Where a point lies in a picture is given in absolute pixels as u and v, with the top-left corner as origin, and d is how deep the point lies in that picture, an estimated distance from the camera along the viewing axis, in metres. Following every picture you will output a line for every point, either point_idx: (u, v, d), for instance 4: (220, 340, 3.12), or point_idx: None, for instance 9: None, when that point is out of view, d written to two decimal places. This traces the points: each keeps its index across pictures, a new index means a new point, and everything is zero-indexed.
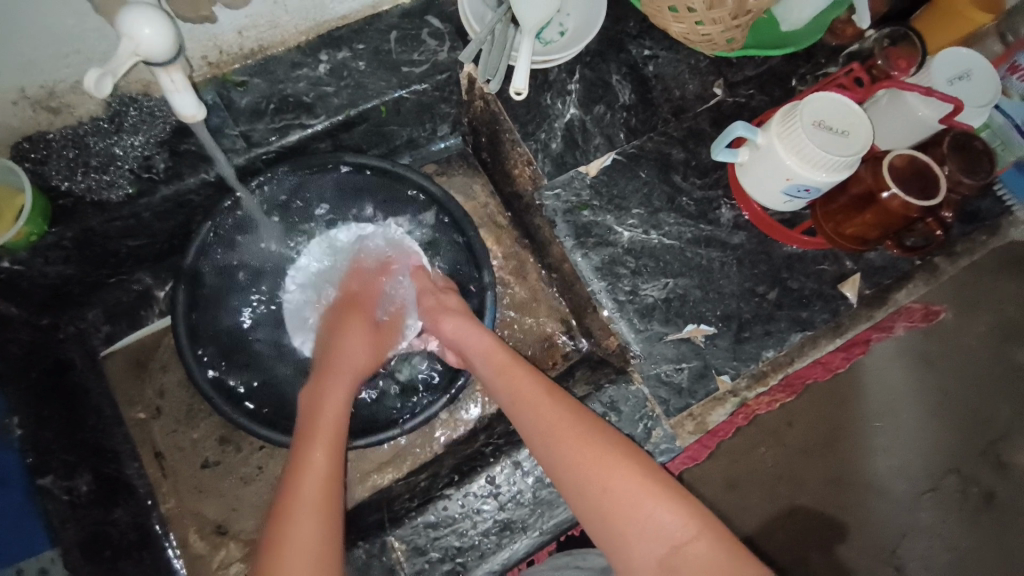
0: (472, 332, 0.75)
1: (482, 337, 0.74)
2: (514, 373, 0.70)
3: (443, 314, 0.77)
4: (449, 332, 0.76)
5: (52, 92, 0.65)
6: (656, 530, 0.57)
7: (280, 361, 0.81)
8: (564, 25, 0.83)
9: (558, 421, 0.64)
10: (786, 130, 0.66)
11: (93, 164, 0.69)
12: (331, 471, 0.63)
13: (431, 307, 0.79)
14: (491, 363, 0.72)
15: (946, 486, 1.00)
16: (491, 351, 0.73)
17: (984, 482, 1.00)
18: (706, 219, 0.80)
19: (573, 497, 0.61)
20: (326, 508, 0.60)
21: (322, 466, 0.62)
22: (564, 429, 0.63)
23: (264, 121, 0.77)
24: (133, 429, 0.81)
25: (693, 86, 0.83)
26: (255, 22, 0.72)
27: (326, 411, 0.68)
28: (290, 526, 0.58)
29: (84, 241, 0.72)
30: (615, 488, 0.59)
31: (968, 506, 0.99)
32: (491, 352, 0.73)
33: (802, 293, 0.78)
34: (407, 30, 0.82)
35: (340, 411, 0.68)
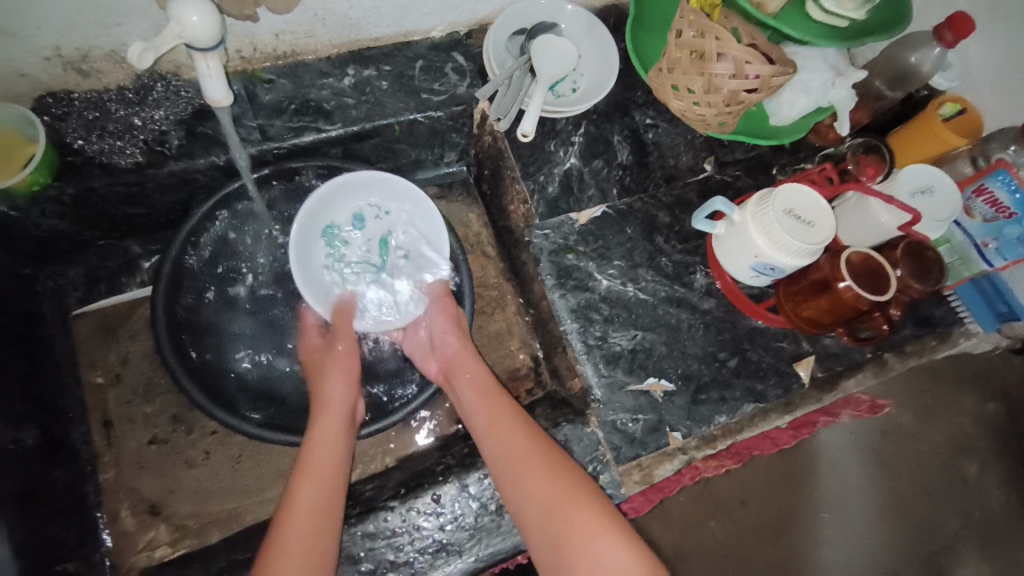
0: (465, 355, 0.78)
1: (471, 362, 0.78)
2: (495, 405, 0.72)
3: (445, 328, 0.80)
4: (450, 349, 0.79)
5: (86, 56, 0.68)
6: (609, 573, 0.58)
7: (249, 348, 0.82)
8: (577, 83, 0.90)
9: (534, 453, 0.65)
10: (759, 212, 0.72)
11: (109, 129, 0.72)
12: (318, 531, 0.61)
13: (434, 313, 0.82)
14: (473, 387, 0.75)
15: None
16: (478, 378, 0.76)
17: None
18: (681, 281, 0.85)
19: (533, 532, 0.62)
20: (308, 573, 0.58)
21: (307, 526, 0.61)
22: (536, 459, 0.65)
23: (282, 119, 0.81)
24: (87, 394, 0.80)
25: (687, 158, 0.90)
26: (292, 29, 0.77)
27: (313, 465, 0.67)
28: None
29: (83, 200, 0.73)
30: (576, 521, 0.61)
31: None
32: (476, 379, 0.76)
33: (759, 366, 0.82)
34: (433, 62, 0.88)
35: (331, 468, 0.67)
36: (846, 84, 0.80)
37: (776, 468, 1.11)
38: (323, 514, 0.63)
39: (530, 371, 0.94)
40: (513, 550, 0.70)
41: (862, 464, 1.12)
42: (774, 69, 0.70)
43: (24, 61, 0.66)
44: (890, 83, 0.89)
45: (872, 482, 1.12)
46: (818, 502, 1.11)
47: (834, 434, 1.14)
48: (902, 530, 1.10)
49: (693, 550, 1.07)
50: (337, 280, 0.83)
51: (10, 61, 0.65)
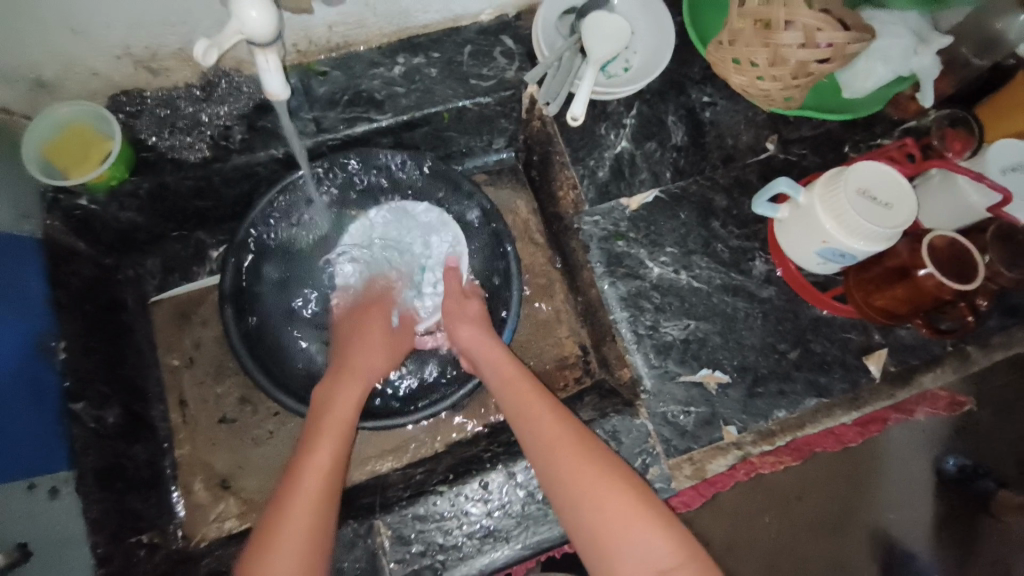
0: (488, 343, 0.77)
1: (495, 350, 0.76)
2: (523, 388, 0.71)
3: (461, 321, 0.80)
4: (466, 341, 0.79)
5: (155, 55, 0.72)
6: (643, 557, 0.57)
7: (309, 332, 0.86)
8: (630, 62, 0.86)
9: (566, 438, 0.64)
10: (829, 194, 0.67)
11: (179, 126, 0.77)
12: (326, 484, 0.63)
13: (449, 312, 0.82)
14: (500, 374, 0.74)
15: None
16: (502, 364, 0.75)
17: None
18: (738, 268, 0.81)
19: (567, 508, 0.61)
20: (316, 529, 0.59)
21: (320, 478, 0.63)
22: (572, 443, 0.64)
23: (336, 110, 0.83)
24: (166, 374, 0.86)
25: (747, 138, 0.85)
26: (344, 20, 0.78)
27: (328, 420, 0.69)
28: (282, 528, 0.59)
29: (157, 193, 0.78)
30: (610, 508, 0.59)
31: None
32: (501, 365, 0.75)
33: (824, 358, 0.78)
34: (481, 47, 0.87)
35: (349, 410, 0.71)
36: (930, 52, 0.74)
37: (836, 465, 1.05)
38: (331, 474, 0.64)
39: (580, 360, 0.93)
40: (562, 539, 0.70)
41: (927, 462, 1.06)
42: (847, 36, 0.65)
43: (99, 61, 0.70)
44: (977, 50, 0.80)
45: (942, 484, 1.05)
46: (877, 501, 1.05)
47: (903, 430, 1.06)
48: (967, 533, 1.05)
49: (745, 538, 1.03)
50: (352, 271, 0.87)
51: (85, 62, 0.70)
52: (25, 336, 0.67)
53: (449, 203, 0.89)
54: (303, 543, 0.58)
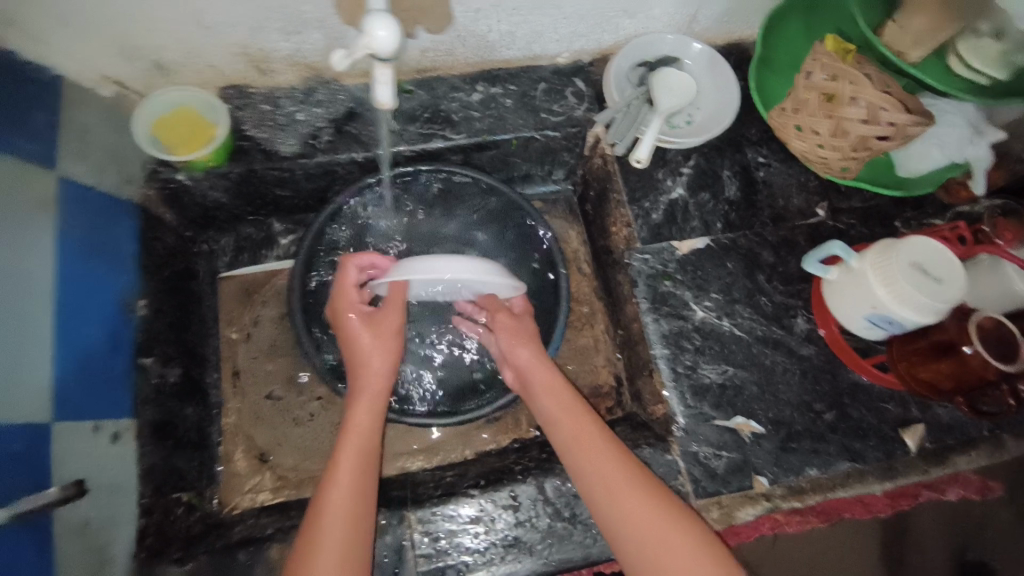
0: (543, 367, 0.77)
1: (547, 372, 0.76)
2: (576, 416, 0.72)
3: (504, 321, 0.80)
4: (523, 360, 0.77)
5: (267, 57, 0.79)
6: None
7: None
8: (692, 116, 0.92)
9: (614, 476, 0.66)
10: (882, 263, 0.69)
11: (277, 121, 0.84)
12: (358, 499, 0.64)
13: (506, 329, 0.79)
14: (556, 400, 0.74)
15: None
16: (554, 389, 0.75)
17: None
18: (780, 323, 0.83)
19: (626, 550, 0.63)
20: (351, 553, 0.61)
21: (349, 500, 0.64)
22: (623, 485, 0.65)
23: (415, 125, 0.89)
24: (222, 346, 0.91)
25: (799, 200, 0.89)
26: (437, 47, 0.85)
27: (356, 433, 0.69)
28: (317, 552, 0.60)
29: (245, 178, 0.85)
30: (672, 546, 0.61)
31: None
32: (553, 391, 0.75)
33: (859, 423, 0.79)
34: (555, 85, 0.94)
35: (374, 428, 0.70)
36: (985, 143, 0.77)
37: None
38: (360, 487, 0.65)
39: (612, 391, 0.95)
40: (584, 560, 0.71)
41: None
42: (910, 119, 0.68)
43: (218, 55, 0.78)
44: None
45: None
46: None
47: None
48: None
49: None
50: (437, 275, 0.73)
51: (204, 55, 0.77)
52: (113, 293, 0.73)
53: (509, 223, 0.94)
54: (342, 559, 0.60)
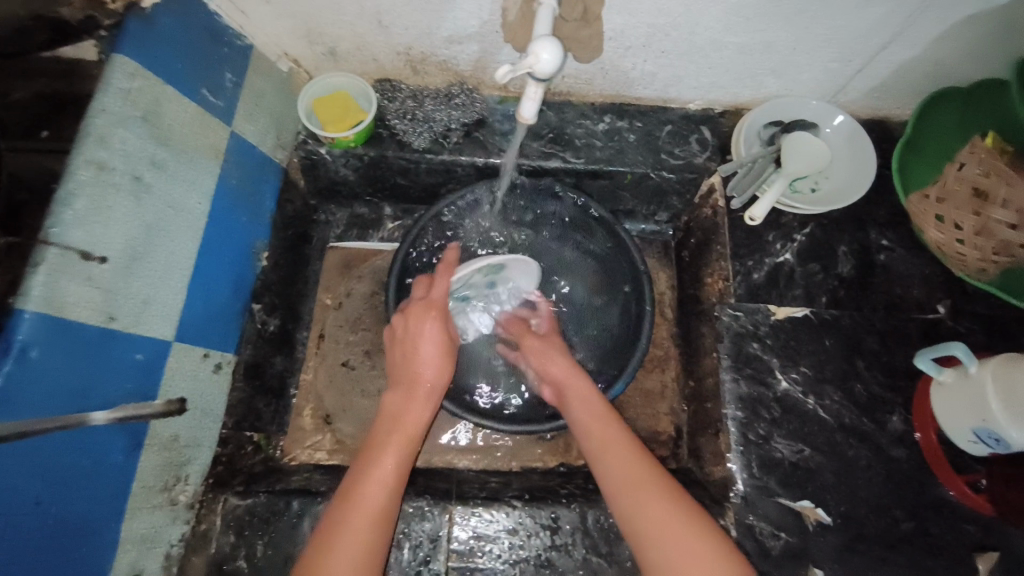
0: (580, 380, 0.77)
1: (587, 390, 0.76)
2: (612, 436, 0.70)
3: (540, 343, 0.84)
4: (556, 374, 0.79)
5: (423, 59, 0.86)
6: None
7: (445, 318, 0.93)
8: (819, 184, 0.89)
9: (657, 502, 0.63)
10: (1004, 375, 0.63)
11: (416, 117, 0.90)
12: (390, 498, 0.64)
13: (535, 350, 0.83)
14: (589, 415, 0.73)
15: None
16: (591, 408, 0.74)
17: None
18: (871, 415, 0.78)
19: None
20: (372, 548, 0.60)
21: (384, 487, 0.64)
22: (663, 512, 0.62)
23: (538, 143, 0.93)
24: (317, 308, 0.98)
25: (917, 292, 0.84)
26: (577, 75, 0.89)
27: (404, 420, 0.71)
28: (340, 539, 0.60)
29: (374, 163, 0.92)
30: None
31: None
32: (591, 410, 0.74)
33: (942, 544, 0.72)
34: (680, 129, 0.95)
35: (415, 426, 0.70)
36: None
37: None
38: (399, 475, 0.66)
39: (671, 441, 0.93)
40: None
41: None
42: None
43: (382, 51, 0.86)
44: None
45: None
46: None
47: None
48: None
49: None
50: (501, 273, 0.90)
51: (371, 49, 0.86)
52: (245, 239, 0.81)
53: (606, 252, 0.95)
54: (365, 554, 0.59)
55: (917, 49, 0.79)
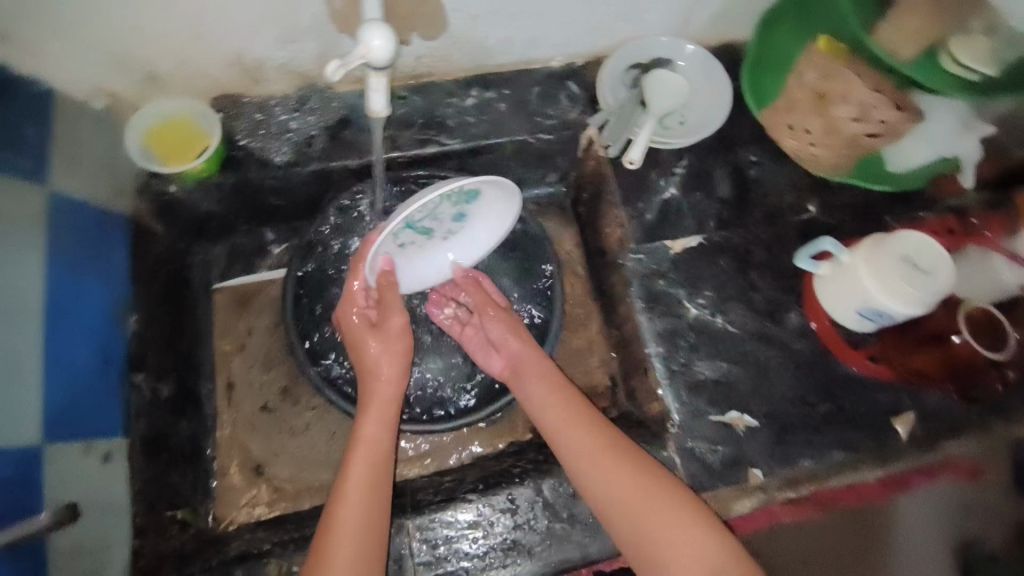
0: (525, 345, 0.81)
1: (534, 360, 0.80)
2: (562, 405, 0.75)
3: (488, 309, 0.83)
4: (512, 351, 0.81)
5: (261, 67, 0.79)
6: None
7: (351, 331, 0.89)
8: (686, 118, 0.92)
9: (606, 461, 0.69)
10: (873, 257, 0.69)
11: (270, 131, 0.83)
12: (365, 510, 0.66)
13: (489, 317, 0.82)
14: (540, 390, 0.77)
15: None
16: (542, 379, 0.78)
17: None
18: (773, 319, 0.84)
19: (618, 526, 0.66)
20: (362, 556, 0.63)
21: (353, 503, 0.66)
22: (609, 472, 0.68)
23: (410, 132, 0.90)
24: (217, 358, 0.90)
25: (790, 198, 0.90)
26: (431, 53, 0.85)
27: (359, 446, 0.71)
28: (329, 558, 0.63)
29: (238, 189, 0.85)
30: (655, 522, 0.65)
31: None
32: (542, 381, 0.77)
33: (852, 415, 0.80)
34: (548, 89, 0.94)
35: (375, 437, 0.72)
36: (974, 137, 0.79)
37: None
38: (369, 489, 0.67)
39: (607, 390, 0.95)
40: (583, 560, 0.72)
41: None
42: (900, 117, 0.71)
43: (213, 66, 0.77)
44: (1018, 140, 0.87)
45: None
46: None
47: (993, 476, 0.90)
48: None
49: None
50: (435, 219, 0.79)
51: (199, 66, 0.77)
52: (104, 308, 0.74)
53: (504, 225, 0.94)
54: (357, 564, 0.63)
55: None
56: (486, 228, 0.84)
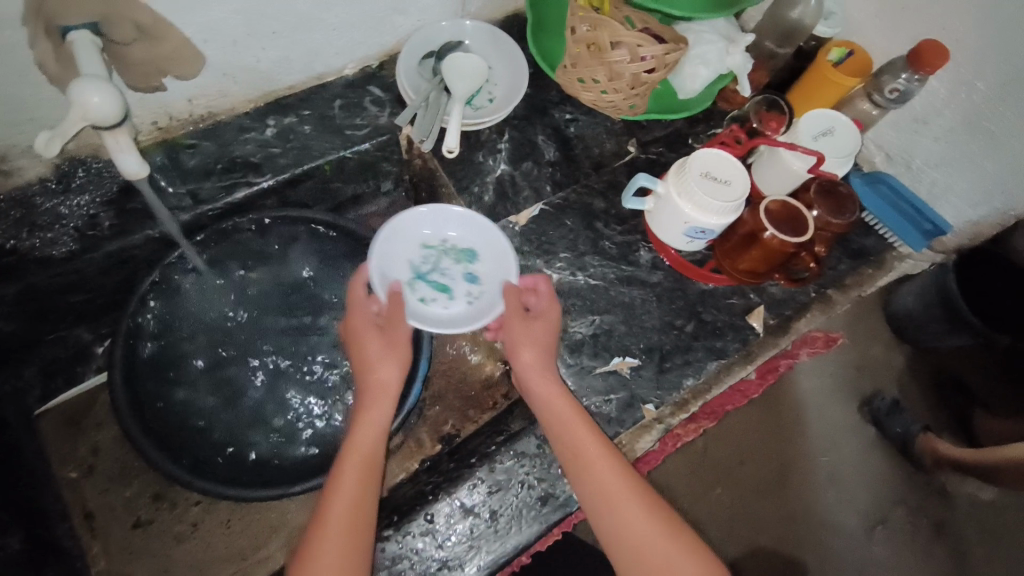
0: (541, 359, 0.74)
1: (548, 385, 0.73)
2: (581, 431, 0.70)
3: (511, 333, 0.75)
4: (523, 366, 0.74)
5: (4, 155, 0.67)
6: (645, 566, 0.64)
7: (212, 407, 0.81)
8: (493, 92, 0.94)
9: (616, 485, 0.67)
10: (681, 182, 0.74)
11: (37, 224, 0.71)
12: (357, 509, 0.64)
13: (517, 328, 0.75)
14: (554, 413, 0.71)
15: (892, 517, 1.14)
16: (552, 401, 0.72)
17: (930, 511, 1.15)
18: (627, 260, 0.88)
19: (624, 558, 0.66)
20: (348, 555, 0.62)
21: (349, 504, 0.64)
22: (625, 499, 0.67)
23: (211, 180, 0.82)
24: (64, 489, 0.80)
25: (610, 144, 0.95)
26: (204, 92, 0.78)
27: (352, 453, 0.68)
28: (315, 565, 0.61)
29: (26, 296, 0.74)
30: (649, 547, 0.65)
31: (916, 533, 1.14)
32: (553, 403, 0.72)
33: (715, 325, 0.86)
34: (350, 99, 0.90)
35: (370, 451, 0.69)
36: (739, 50, 0.84)
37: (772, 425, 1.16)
38: (363, 496, 0.65)
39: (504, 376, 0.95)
40: (515, 550, 0.72)
41: (841, 404, 1.19)
42: (664, 48, 0.74)
43: None
44: (778, 40, 0.92)
45: (858, 416, 1.18)
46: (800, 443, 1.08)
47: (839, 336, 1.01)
48: (905, 468, 1.17)
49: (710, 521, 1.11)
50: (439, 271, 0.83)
51: None
52: None
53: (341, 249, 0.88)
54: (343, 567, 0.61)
55: None
56: (489, 275, 0.82)
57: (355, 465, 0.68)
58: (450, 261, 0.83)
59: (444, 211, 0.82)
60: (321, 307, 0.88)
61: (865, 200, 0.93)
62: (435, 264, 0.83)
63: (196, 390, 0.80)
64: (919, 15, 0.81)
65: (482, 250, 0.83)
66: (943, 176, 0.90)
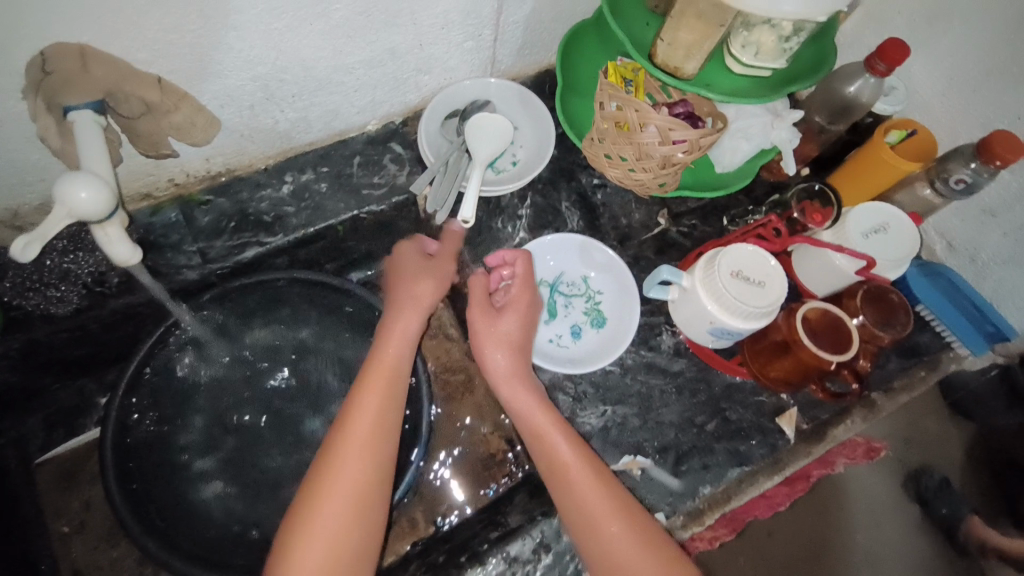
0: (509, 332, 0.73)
1: (521, 382, 0.71)
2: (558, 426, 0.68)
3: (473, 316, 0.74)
4: (487, 360, 0.73)
5: (16, 213, 0.68)
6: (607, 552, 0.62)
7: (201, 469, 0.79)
8: (517, 155, 0.90)
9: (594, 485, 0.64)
10: (708, 279, 0.68)
11: (45, 281, 0.71)
12: (382, 427, 0.64)
13: (480, 320, 0.74)
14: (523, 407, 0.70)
15: None
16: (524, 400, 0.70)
17: None
18: (647, 345, 0.82)
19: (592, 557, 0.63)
20: (372, 467, 0.62)
21: (377, 418, 0.64)
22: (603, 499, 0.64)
23: (221, 239, 0.81)
24: (54, 543, 0.79)
25: (639, 215, 0.89)
26: (221, 151, 0.77)
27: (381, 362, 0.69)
28: (334, 478, 0.60)
29: (30, 351, 0.75)
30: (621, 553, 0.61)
31: None
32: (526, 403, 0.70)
33: (740, 425, 0.78)
34: (369, 156, 0.88)
35: (396, 364, 0.69)
36: (786, 125, 0.78)
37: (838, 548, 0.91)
38: (394, 415, 0.65)
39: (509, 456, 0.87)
40: None
41: None
42: (699, 132, 0.68)
43: None
44: (829, 117, 0.84)
45: None
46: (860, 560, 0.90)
47: (932, 423, 0.90)
48: None
49: None
50: (567, 315, 0.84)
51: None
52: None
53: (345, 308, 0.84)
54: (364, 483, 0.61)
55: (529, 5, 0.80)
56: (597, 349, 0.82)
57: (383, 378, 0.67)
58: (581, 310, 0.85)
59: (614, 271, 0.85)
60: (325, 370, 0.86)
61: (921, 296, 0.84)
62: (565, 302, 0.85)
63: (190, 450, 0.79)
64: (995, 101, 0.72)
65: (614, 326, 0.83)
66: (1013, 275, 0.80)
